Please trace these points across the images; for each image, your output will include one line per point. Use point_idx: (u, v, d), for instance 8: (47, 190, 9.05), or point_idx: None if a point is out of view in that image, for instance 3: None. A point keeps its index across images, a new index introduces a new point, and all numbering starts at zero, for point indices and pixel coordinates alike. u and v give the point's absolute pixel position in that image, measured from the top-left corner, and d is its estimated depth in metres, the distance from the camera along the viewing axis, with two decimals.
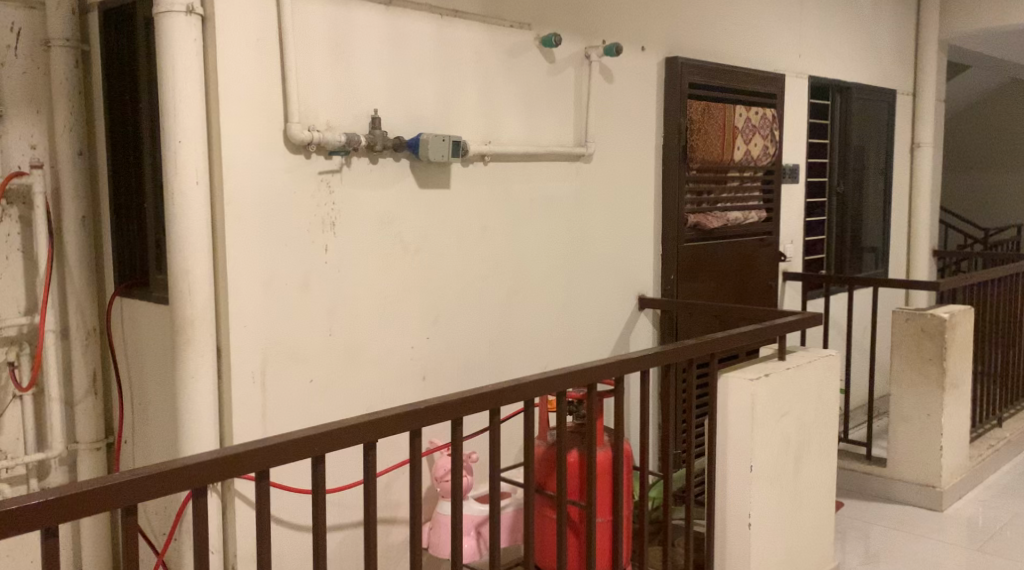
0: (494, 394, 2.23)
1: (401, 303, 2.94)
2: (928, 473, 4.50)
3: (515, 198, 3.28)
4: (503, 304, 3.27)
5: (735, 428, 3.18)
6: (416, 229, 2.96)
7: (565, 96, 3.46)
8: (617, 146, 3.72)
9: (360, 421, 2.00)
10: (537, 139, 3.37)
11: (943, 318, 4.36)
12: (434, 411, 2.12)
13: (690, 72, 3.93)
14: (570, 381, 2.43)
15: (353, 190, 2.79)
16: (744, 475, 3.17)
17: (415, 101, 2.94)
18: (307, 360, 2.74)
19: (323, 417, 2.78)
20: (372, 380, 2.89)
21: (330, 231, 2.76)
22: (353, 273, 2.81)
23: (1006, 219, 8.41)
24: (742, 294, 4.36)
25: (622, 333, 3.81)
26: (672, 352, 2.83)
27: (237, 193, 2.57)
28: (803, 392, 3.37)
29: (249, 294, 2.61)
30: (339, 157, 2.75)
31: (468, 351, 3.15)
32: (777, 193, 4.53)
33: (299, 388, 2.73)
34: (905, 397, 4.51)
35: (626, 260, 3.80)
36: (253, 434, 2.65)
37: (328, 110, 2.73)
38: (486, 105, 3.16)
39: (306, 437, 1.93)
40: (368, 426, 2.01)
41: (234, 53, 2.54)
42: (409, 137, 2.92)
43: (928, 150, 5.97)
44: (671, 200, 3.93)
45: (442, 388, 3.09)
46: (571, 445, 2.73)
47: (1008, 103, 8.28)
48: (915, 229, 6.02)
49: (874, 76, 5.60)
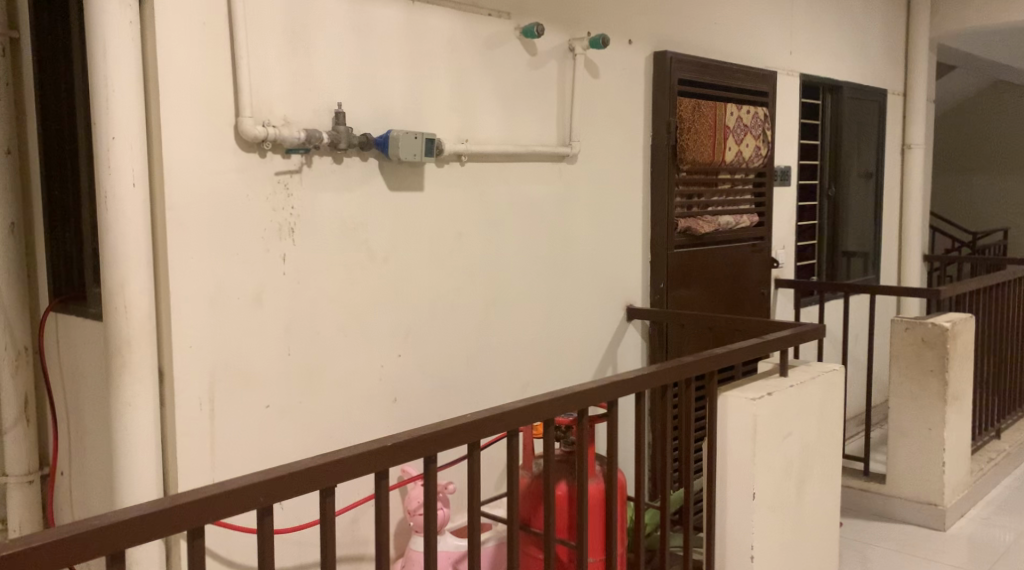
0: (471, 426, 1.95)
1: (368, 318, 2.66)
2: (929, 491, 4.25)
3: (493, 201, 3.00)
4: (481, 319, 2.99)
5: (735, 452, 2.92)
6: (384, 236, 2.68)
7: (547, 91, 3.19)
8: (602, 146, 3.45)
9: (314, 464, 1.72)
10: (518, 138, 3.09)
11: (944, 327, 4.11)
12: (404, 449, 1.84)
13: (680, 67, 3.68)
14: (558, 407, 2.16)
15: (314, 193, 2.51)
16: (745, 503, 2.91)
17: (383, 94, 2.66)
18: (263, 383, 2.45)
19: (280, 448, 2.50)
20: (337, 404, 2.60)
21: (288, 238, 2.47)
22: (314, 286, 2.53)
23: (993, 223, 8.20)
24: (734, 304, 4.11)
25: (609, 346, 3.54)
26: (669, 371, 2.57)
27: (181, 197, 2.28)
28: (806, 410, 3.11)
29: (195, 311, 2.32)
30: (298, 156, 2.47)
31: (442, 369, 2.88)
32: (769, 196, 4.27)
33: (256, 415, 2.44)
34: (904, 411, 4.26)
35: (612, 268, 3.53)
36: (200, 469, 2.36)
37: (286, 103, 2.44)
38: (461, 101, 2.89)
39: (249, 488, 1.65)
40: (324, 471, 1.73)
41: (175, 39, 2.26)
42: (377, 134, 2.64)
43: (920, 151, 5.74)
44: (660, 203, 3.67)
45: (415, 412, 2.81)
46: (560, 478, 2.45)
47: (994, 105, 8.08)
48: (907, 233, 5.79)
49: (865, 75, 5.37)
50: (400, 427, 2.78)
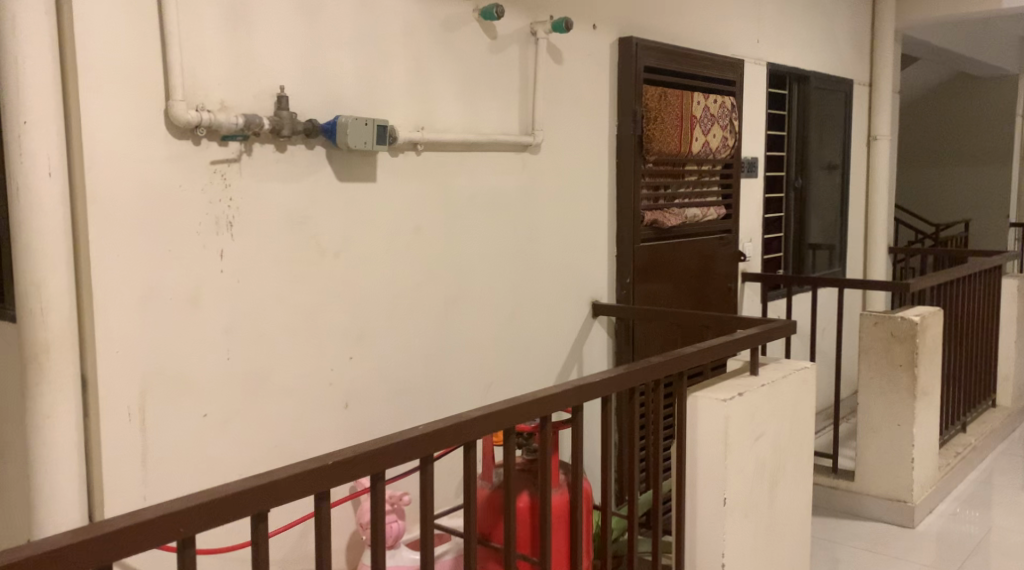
0: (424, 438, 1.78)
1: (318, 319, 2.49)
2: (898, 488, 4.14)
3: (451, 193, 2.83)
4: (439, 317, 2.83)
5: (705, 455, 2.77)
6: (333, 230, 2.50)
7: (507, 76, 3.02)
8: (566, 135, 3.29)
9: (242, 489, 1.55)
10: (477, 127, 2.93)
11: (914, 321, 3.99)
12: (346, 467, 1.67)
13: (646, 54, 3.53)
14: (519, 415, 2.00)
15: (256, 183, 2.33)
16: (716, 509, 2.77)
17: (332, 78, 2.48)
18: (201, 390, 2.26)
19: (222, 459, 2.31)
20: (283, 410, 2.43)
21: (226, 232, 2.28)
22: (256, 284, 2.34)
23: (954, 215, 8.15)
24: (701, 300, 3.98)
25: (574, 344, 3.39)
26: (638, 372, 2.41)
27: (105, 189, 2.09)
28: (778, 409, 2.98)
29: (122, 312, 2.13)
30: (237, 144, 2.28)
31: (398, 372, 2.71)
32: (737, 188, 4.14)
33: (190, 425, 2.24)
34: (873, 407, 4.14)
35: (577, 263, 3.37)
36: (131, 484, 2.16)
37: (224, 87, 2.26)
38: (418, 86, 2.71)
39: (161, 518, 1.48)
40: (253, 495, 1.56)
41: (99, 15, 2.06)
42: (324, 121, 2.46)
43: (885, 143, 5.65)
44: (625, 194, 3.52)
45: (368, 417, 2.64)
46: (521, 488, 2.28)
47: (956, 96, 8.03)
48: (873, 225, 5.70)
49: (832, 64, 5.26)
50: (353, 434, 2.61)
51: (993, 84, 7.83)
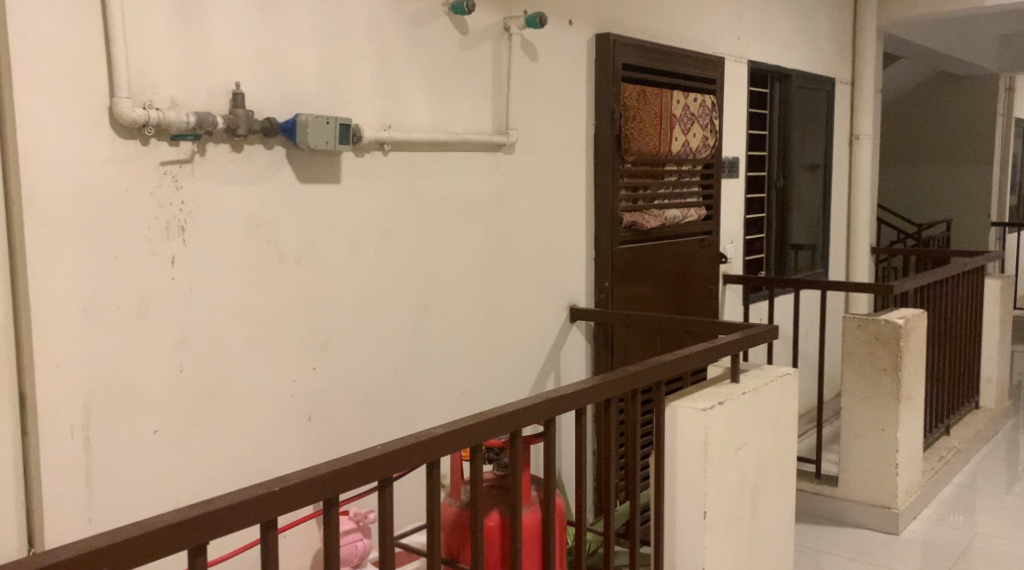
0: (381, 459, 1.68)
1: (279, 328, 2.37)
2: (882, 494, 4.04)
3: (421, 195, 2.72)
4: (409, 325, 2.71)
5: (685, 466, 2.67)
6: (293, 234, 2.38)
7: (479, 74, 2.91)
8: (542, 135, 3.18)
9: (173, 522, 1.45)
10: (448, 126, 2.81)
11: (898, 324, 3.90)
12: (294, 493, 1.57)
13: (623, 51, 3.43)
14: (487, 432, 1.89)
15: (210, 185, 2.20)
16: (696, 522, 2.66)
17: (293, 75, 2.36)
18: (151, 405, 2.14)
19: (174, 478, 2.18)
20: (242, 424, 2.31)
21: (178, 237, 2.16)
22: (211, 292, 2.22)
23: (936, 214, 8.09)
24: (681, 303, 3.88)
25: (551, 350, 3.29)
26: (615, 382, 2.30)
27: (44, 193, 1.96)
28: (760, 417, 2.87)
29: (64, 324, 2.00)
30: (189, 143, 2.16)
31: (365, 381, 2.60)
32: (718, 188, 4.04)
33: (139, 442, 2.12)
34: (856, 411, 4.05)
35: (553, 267, 3.26)
36: (75, 506, 2.04)
37: (174, 83, 2.13)
38: (384, 83, 2.60)
39: (75, 560, 1.38)
40: (189, 528, 1.47)
41: (37, 8, 1.94)
42: (283, 119, 2.34)
43: (868, 142, 5.57)
44: (603, 196, 3.41)
45: (332, 430, 2.52)
46: (491, 506, 2.17)
47: (938, 96, 7.98)
48: (855, 226, 5.62)
49: (814, 63, 5.18)
50: (317, 448, 2.49)
51: (972, 83, 7.79)
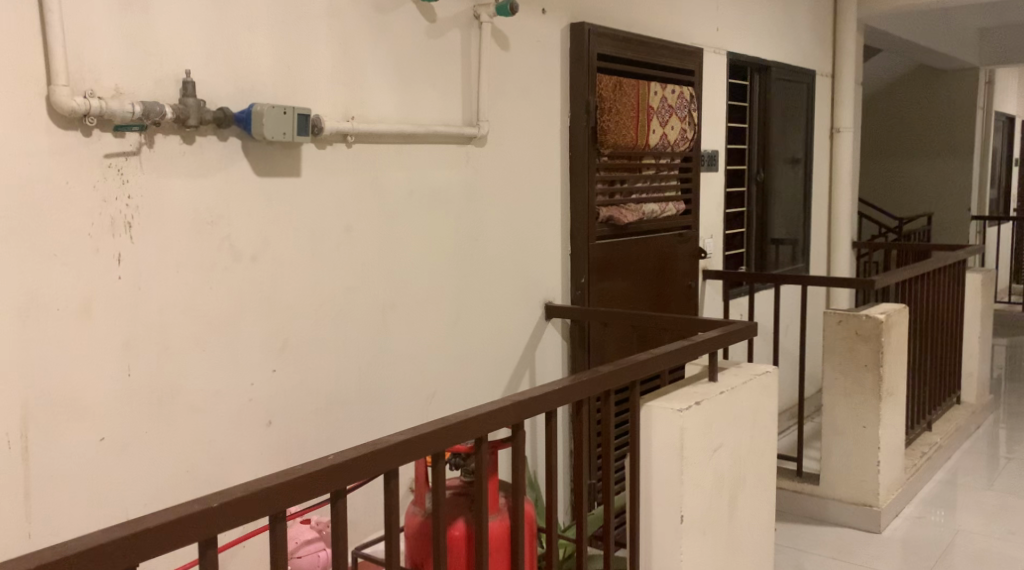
0: (331, 471, 1.59)
1: (234, 329, 2.27)
2: (863, 492, 3.97)
3: (387, 189, 2.62)
4: (374, 324, 2.61)
5: (660, 468, 2.57)
6: (248, 230, 2.28)
7: (448, 64, 2.81)
8: (514, 127, 3.08)
9: (103, 543, 1.36)
10: (415, 118, 2.71)
11: (879, 319, 3.83)
12: (236, 509, 1.48)
13: (599, 41, 3.33)
14: (449, 439, 1.79)
15: (159, 178, 2.10)
16: (672, 527, 2.57)
17: (248, 64, 2.26)
18: (94, 411, 2.04)
19: (121, 487, 2.09)
20: (194, 430, 2.21)
21: (125, 234, 2.06)
22: (160, 292, 2.12)
23: (917, 208, 8.04)
24: (659, 299, 3.79)
25: (526, 349, 3.19)
26: (590, 383, 2.20)
27: None
28: (738, 416, 2.78)
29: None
30: (135, 134, 2.06)
31: (327, 383, 2.50)
32: (697, 182, 3.95)
33: (82, 450, 2.02)
34: (837, 408, 3.97)
35: (527, 263, 3.16)
36: (12, 519, 1.94)
37: (119, 72, 2.02)
38: (346, 73, 2.49)
39: None
40: (123, 550, 1.38)
41: None
42: (238, 109, 2.24)
43: (848, 135, 5.49)
44: (578, 190, 3.32)
45: (292, 435, 2.42)
46: (455, 515, 2.06)
47: (919, 89, 7.93)
48: (836, 220, 5.55)
49: (794, 54, 5.10)
50: (275, 454, 2.39)
51: (952, 77, 7.74)
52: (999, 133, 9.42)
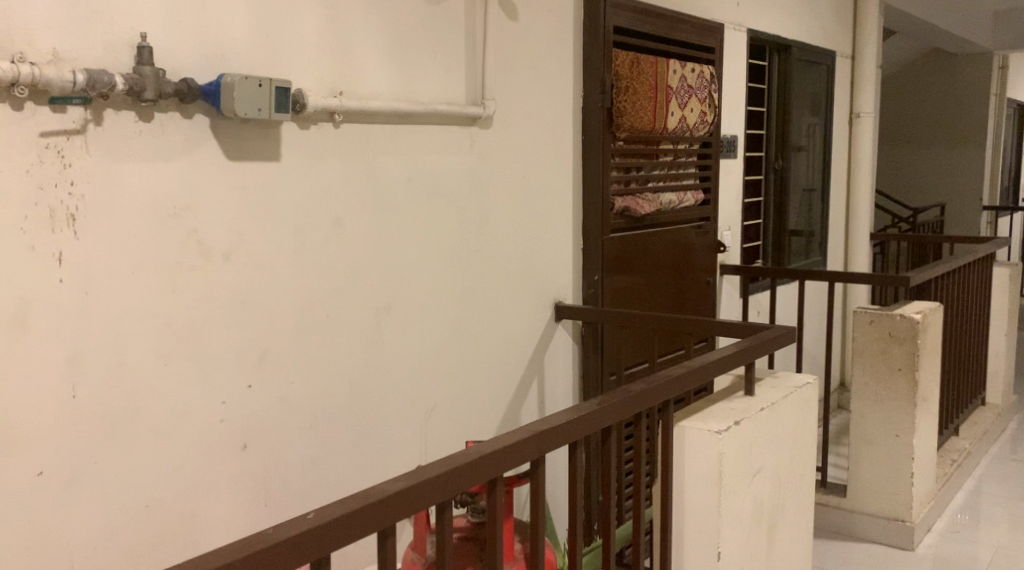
0: (304, 540, 1.29)
1: (202, 339, 1.94)
2: (895, 505, 3.58)
3: (381, 177, 2.28)
4: (367, 330, 2.28)
5: (695, 496, 2.24)
6: (219, 222, 1.95)
7: (450, 33, 2.47)
8: (522, 106, 2.75)
9: None
10: (414, 94, 2.37)
11: (916, 319, 3.44)
12: None
13: (616, 12, 2.98)
14: (457, 486, 1.49)
15: (108, 162, 1.78)
16: (708, 563, 2.24)
17: (216, 29, 1.93)
18: (33, 439, 1.72)
19: (67, 528, 1.77)
20: (154, 459, 1.88)
21: (67, 227, 1.74)
22: (112, 296, 1.80)
23: (928, 197, 7.71)
24: (677, 297, 3.46)
25: (536, 354, 2.86)
26: (620, 406, 1.88)
27: None
28: (774, 435, 2.44)
29: None
30: (78, 107, 1.73)
31: (313, 400, 2.17)
32: (716, 169, 3.61)
33: (16, 485, 1.70)
34: (868, 415, 3.58)
35: (537, 262, 2.83)
36: None
37: (57, 33, 1.70)
38: (333, 42, 2.15)
39: None
40: None
41: None
42: (205, 81, 1.91)
43: (869, 120, 5.15)
44: (591, 178, 2.98)
45: (272, 459, 2.10)
46: None
47: (931, 74, 7.59)
48: (855, 209, 5.21)
49: (816, 33, 4.75)
50: (253, 481, 2.07)
51: (967, 61, 7.41)
52: (1010, 121, 9.08)
